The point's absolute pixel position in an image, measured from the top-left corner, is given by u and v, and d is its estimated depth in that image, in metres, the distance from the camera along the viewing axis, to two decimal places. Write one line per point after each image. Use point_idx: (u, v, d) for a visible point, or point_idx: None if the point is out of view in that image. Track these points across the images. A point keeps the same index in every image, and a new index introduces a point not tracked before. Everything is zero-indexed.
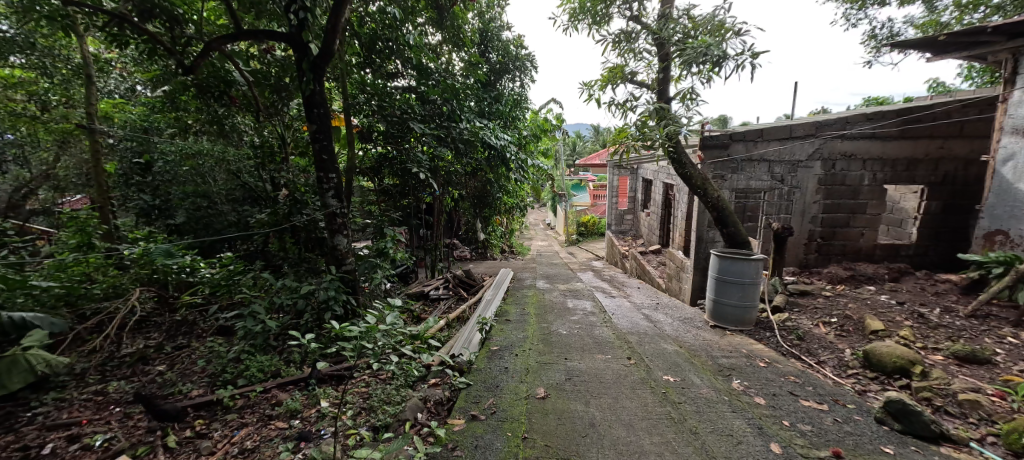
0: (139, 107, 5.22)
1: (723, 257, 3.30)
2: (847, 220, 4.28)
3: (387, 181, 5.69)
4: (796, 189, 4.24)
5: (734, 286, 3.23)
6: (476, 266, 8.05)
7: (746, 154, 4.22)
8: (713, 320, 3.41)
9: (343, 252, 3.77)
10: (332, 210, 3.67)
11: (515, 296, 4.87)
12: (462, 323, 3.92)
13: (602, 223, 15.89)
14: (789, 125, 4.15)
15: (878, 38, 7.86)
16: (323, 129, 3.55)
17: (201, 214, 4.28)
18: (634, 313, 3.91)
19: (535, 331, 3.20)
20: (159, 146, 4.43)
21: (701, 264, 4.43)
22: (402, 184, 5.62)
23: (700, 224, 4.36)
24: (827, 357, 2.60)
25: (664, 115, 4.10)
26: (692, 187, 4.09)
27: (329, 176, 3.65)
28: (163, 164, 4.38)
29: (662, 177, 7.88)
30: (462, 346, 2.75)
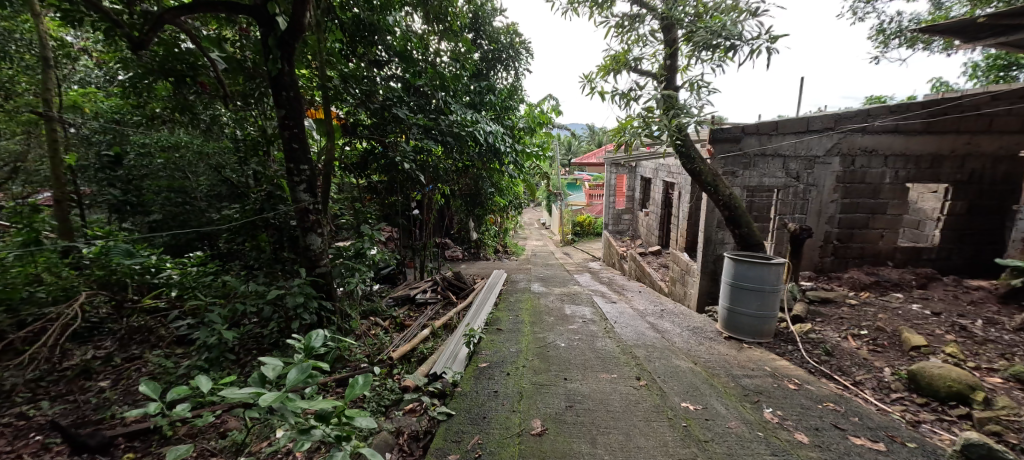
0: (110, 97, 4.77)
1: (739, 261, 2.97)
2: (866, 220, 3.97)
3: (374, 178, 5.32)
4: (812, 187, 3.93)
5: (751, 294, 2.90)
6: (469, 267, 7.69)
7: (760, 149, 3.89)
8: (727, 331, 3.07)
9: (317, 252, 3.39)
10: (304, 206, 3.29)
11: (508, 300, 4.52)
12: (449, 331, 3.55)
13: (598, 222, 15.62)
14: (806, 118, 3.82)
15: (885, 32, 7.59)
16: (294, 114, 3.17)
17: (172, 210, 3.97)
18: (637, 321, 3.57)
19: (530, 344, 2.83)
20: (132, 138, 4.24)
21: (709, 268, 4.10)
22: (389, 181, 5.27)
23: (709, 224, 4.02)
24: (863, 378, 2.28)
25: (673, 105, 3.76)
26: (701, 184, 3.75)
27: (301, 167, 3.26)
28: (137, 157, 4.18)
29: (662, 175, 7.59)
30: (446, 362, 2.38)
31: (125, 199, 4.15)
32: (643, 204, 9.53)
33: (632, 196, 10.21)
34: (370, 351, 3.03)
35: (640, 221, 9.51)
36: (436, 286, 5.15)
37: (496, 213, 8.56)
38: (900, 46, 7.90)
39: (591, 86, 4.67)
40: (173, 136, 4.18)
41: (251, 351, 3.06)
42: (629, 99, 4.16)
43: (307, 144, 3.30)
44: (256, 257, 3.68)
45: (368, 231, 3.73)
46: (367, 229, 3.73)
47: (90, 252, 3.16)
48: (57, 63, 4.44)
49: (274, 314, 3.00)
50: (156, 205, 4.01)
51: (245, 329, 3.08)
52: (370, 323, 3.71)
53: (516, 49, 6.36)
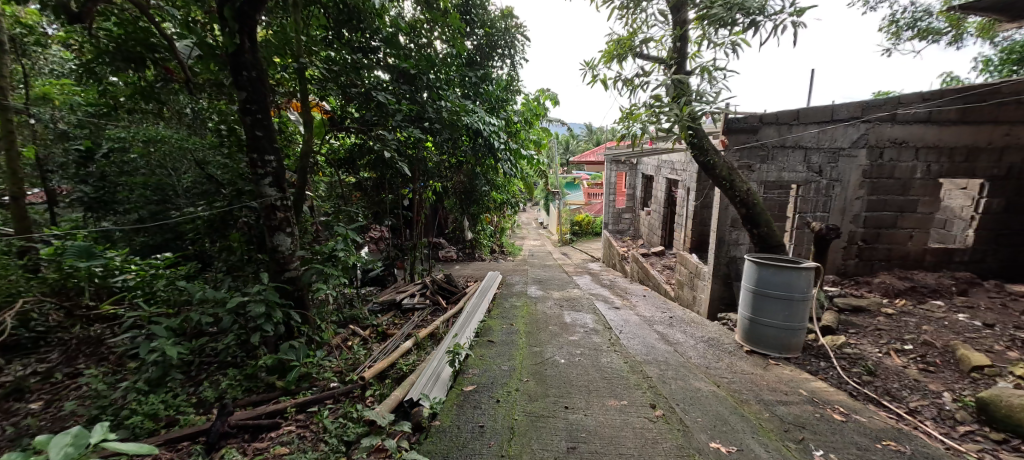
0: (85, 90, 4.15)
1: (763, 265, 2.60)
2: (894, 219, 3.62)
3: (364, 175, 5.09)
4: (836, 182, 3.58)
5: (779, 302, 2.53)
6: (462, 268, 7.29)
7: (780, 140, 3.52)
8: (748, 344, 2.70)
9: (285, 254, 3.01)
10: (271, 202, 2.91)
11: (501, 306, 4.16)
12: (435, 343, 3.17)
13: (597, 222, 15.30)
14: (830, 107, 3.47)
15: (898, 24, 7.28)
16: (257, 98, 2.79)
17: (134, 205, 3.58)
18: (646, 330, 3.19)
19: (525, 361, 2.46)
20: (107, 131, 3.79)
21: (722, 271, 3.74)
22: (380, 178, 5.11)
23: (722, 223, 3.66)
24: (919, 405, 1.93)
25: (684, 91, 3.39)
26: (716, 178, 3.37)
27: (266, 158, 2.88)
28: (112, 153, 3.75)
29: (665, 173, 7.36)
30: (426, 384, 2.02)
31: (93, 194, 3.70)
32: (644, 203, 9.19)
33: (632, 194, 9.87)
34: (342, 367, 2.66)
35: (641, 221, 9.15)
36: (425, 288, 4.78)
37: (492, 212, 8.19)
38: (912, 40, 7.60)
39: (592, 74, 4.30)
40: (147, 128, 3.70)
41: (208, 367, 2.67)
42: (635, 87, 3.79)
43: (274, 132, 2.93)
44: (222, 258, 3.30)
45: (345, 230, 3.33)
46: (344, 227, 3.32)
47: (43, 253, 2.82)
48: (28, 51, 3.90)
49: (233, 324, 2.61)
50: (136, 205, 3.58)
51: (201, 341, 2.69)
52: (347, 332, 3.34)
53: (511, 37, 5.98)
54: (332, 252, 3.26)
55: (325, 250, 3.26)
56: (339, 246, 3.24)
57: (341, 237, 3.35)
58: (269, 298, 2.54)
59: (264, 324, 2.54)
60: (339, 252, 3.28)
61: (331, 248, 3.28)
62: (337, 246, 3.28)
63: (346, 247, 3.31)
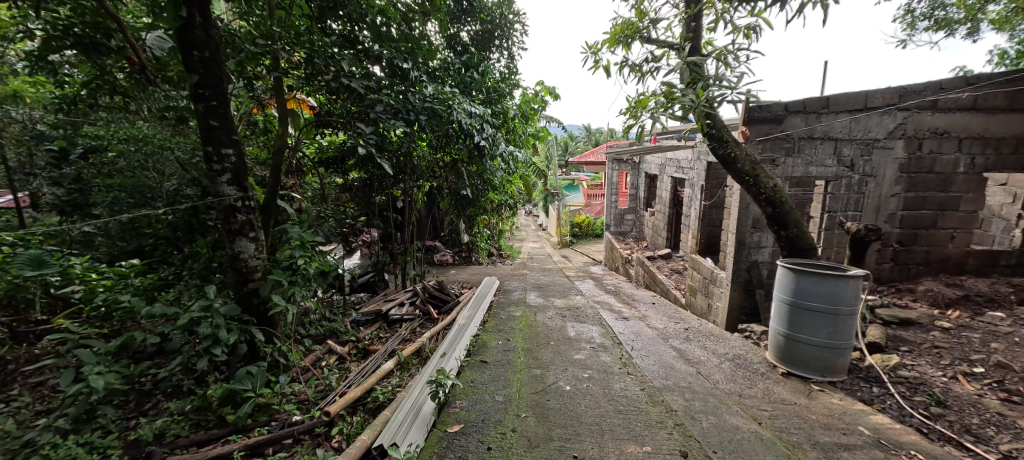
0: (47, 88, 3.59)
1: (802, 273, 2.22)
2: (934, 219, 3.25)
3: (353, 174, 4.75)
4: (870, 178, 3.21)
5: (820, 316, 2.15)
6: (458, 274, 6.90)
7: (807, 131, 3.14)
8: (783, 366, 2.32)
9: (247, 262, 2.63)
10: (229, 202, 2.53)
11: (497, 317, 3.77)
12: (422, 363, 2.78)
13: (597, 223, 14.90)
14: (863, 93, 3.09)
15: (915, 13, 6.89)
16: (211, 82, 2.41)
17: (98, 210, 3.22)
18: (662, 346, 2.80)
19: (522, 389, 2.09)
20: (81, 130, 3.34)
21: (741, 277, 3.36)
22: (371, 177, 4.69)
23: (742, 224, 3.28)
24: (1013, 449, 1.57)
25: (700, 76, 3.00)
26: (737, 173, 2.98)
27: (223, 151, 2.49)
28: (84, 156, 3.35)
29: (671, 171, 7.01)
30: (402, 425, 1.64)
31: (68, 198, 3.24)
32: (648, 203, 8.80)
33: (635, 195, 9.48)
34: (312, 396, 2.28)
35: (645, 222, 8.77)
36: (415, 297, 4.38)
37: (489, 213, 7.81)
38: (927, 30, 7.22)
39: (595, 60, 3.93)
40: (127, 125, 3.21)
41: (155, 396, 2.28)
42: (644, 73, 3.39)
43: (233, 122, 2.54)
44: (183, 267, 2.92)
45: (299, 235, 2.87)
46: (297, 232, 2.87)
47: None
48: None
49: (184, 346, 2.23)
50: (102, 205, 3.19)
51: (156, 365, 2.26)
52: (322, 349, 2.95)
53: (508, 26, 5.58)
54: (292, 261, 2.80)
55: (282, 259, 2.78)
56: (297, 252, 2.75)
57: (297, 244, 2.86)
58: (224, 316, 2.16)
59: (216, 346, 2.15)
60: (297, 260, 2.76)
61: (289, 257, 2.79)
62: (295, 253, 2.76)
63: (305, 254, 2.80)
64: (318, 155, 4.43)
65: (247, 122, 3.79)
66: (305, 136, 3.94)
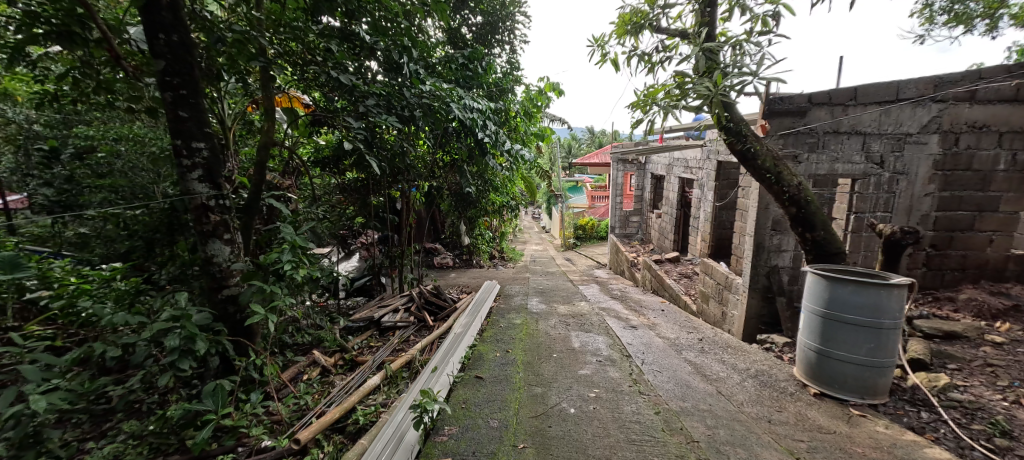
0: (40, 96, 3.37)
1: (838, 281, 1.97)
2: (971, 220, 2.98)
3: (350, 174, 4.57)
4: (901, 175, 2.94)
5: (859, 329, 1.90)
6: (458, 277, 6.65)
7: (833, 124, 2.88)
8: (816, 385, 2.06)
9: (221, 266, 2.40)
10: (201, 201, 2.31)
11: (496, 325, 3.52)
12: (412, 377, 2.54)
13: (601, 225, 14.64)
14: (895, 83, 2.84)
15: (934, 7, 6.60)
16: (180, 68, 2.19)
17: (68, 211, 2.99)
18: (675, 359, 2.55)
19: (521, 413, 1.86)
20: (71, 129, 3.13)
21: (760, 284, 3.10)
22: (368, 177, 4.49)
23: (761, 226, 3.03)
24: None
25: (716, 63, 2.74)
26: (757, 170, 2.72)
27: (194, 145, 2.27)
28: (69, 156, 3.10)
29: (679, 171, 6.76)
30: (381, 459, 1.41)
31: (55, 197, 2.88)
32: (655, 205, 8.54)
33: (640, 196, 9.23)
34: (287, 416, 2.05)
35: (652, 224, 8.50)
36: (411, 302, 4.14)
37: (491, 215, 7.60)
38: (946, 24, 6.92)
39: (602, 52, 3.70)
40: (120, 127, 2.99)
41: (115, 416, 2.06)
42: (654, 63, 3.13)
43: (205, 114, 2.33)
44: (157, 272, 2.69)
45: (291, 236, 2.54)
46: (289, 232, 2.53)
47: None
48: None
49: (146, 361, 2.00)
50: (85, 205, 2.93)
51: (130, 370, 2.08)
52: (306, 361, 2.72)
53: (511, 20, 5.33)
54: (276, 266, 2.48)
55: (268, 263, 2.46)
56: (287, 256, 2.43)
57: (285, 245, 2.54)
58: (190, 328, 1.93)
59: (181, 362, 1.93)
60: (282, 265, 2.45)
61: (274, 261, 2.48)
62: (281, 257, 2.45)
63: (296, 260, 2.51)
64: (315, 154, 4.26)
65: (243, 122, 3.54)
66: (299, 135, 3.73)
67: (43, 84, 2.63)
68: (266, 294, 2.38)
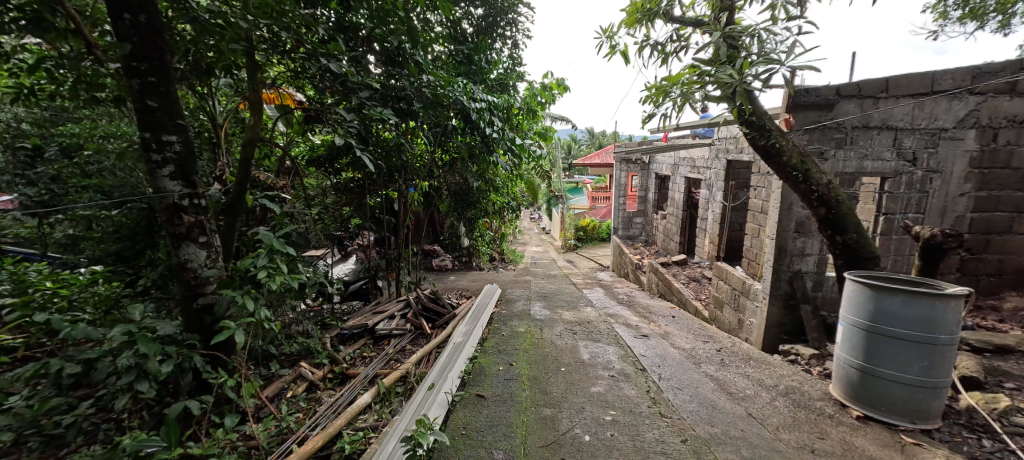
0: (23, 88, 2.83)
1: (885, 290, 1.75)
2: (1010, 222, 2.77)
3: (347, 174, 4.36)
4: (935, 174, 2.73)
5: (909, 346, 1.69)
6: (457, 280, 6.43)
7: (862, 118, 2.67)
8: (858, 407, 1.84)
9: (196, 272, 2.19)
10: (173, 200, 2.09)
11: (498, 333, 3.29)
12: (406, 395, 2.32)
13: (602, 226, 14.41)
14: (930, 74, 2.62)
15: (950, 3, 6.40)
16: (148, 53, 1.98)
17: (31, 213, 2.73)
18: (695, 374, 2.33)
19: (529, 442, 1.66)
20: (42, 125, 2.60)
21: (781, 290, 2.89)
22: (365, 177, 4.27)
23: (783, 228, 2.82)
24: None
25: (737, 51, 2.51)
26: (782, 168, 2.50)
27: (166, 138, 2.06)
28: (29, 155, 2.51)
29: (686, 171, 6.56)
30: None
31: (38, 197, 2.33)
32: (659, 206, 8.34)
33: (644, 196, 9.02)
34: (266, 442, 1.83)
35: (656, 225, 8.29)
36: (408, 308, 3.91)
37: (491, 216, 7.37)
38: (961, 20, 6.71)
39: (610, 43, 3.48)
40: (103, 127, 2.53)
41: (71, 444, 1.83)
42: (668, 54, 2.89)
43: (178, 104, 2.11)
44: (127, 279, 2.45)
45: (270, 240, 2.21)
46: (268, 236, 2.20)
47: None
48: None
49: (108, 380, 1.79)
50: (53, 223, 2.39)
51: (94, 388, 1.85)
52: (291, 374, 2.49)
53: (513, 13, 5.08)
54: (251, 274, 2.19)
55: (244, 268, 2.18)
56: (262, 263, 2.12)
57: (262, 250, 2.22)
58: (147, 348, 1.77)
59: (139, 383, 1.78)
60: (258, 273, 2.13)
61: (248, 268, 2.18)
62: (256, 263, 2.13)
63: (276, 267, 2.22)
64: (310, 154, 4.06)
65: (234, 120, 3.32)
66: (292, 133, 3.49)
67: (16, 79, 2.32)
68: (238, 305, 2.09)
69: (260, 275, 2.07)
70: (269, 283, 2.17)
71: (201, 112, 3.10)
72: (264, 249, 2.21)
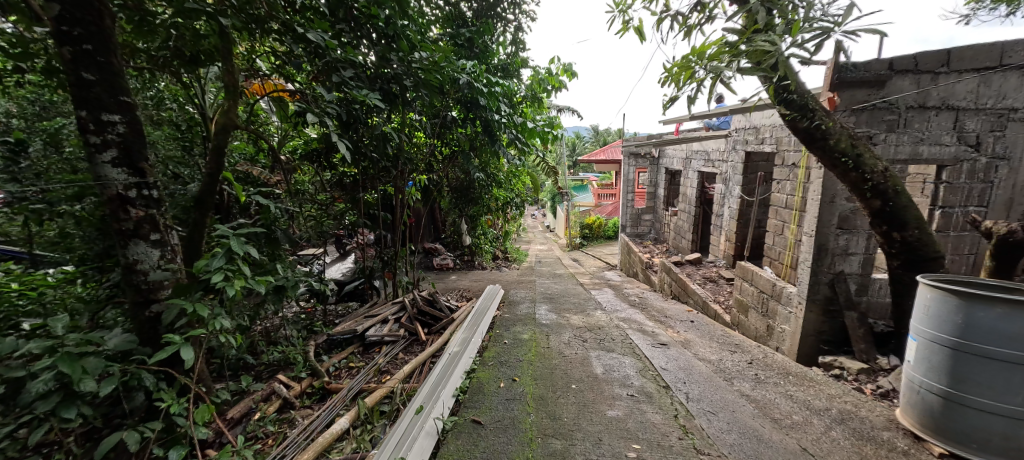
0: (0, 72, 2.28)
1: (979, 305, 1.49)
2: None
3: (343, 167, 4.05)
4: (999, 161, 2.39)
5: (1010, 371, 1.44)
6: (459, 280, 6.11)
7: (919, 97, 2.31)
8: (940, 439, 1.60)
9: (147, 275, 1.88)
10: (116, 191, 1.77)
11: (499, 341, 2.96)
12: (392, 418, 2.01)
13: (608, 224, 13.98)
14: (999, 45, 2.27)
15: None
16: (81, 14, 1.65)
17: None
18: (729, 393, 2.01)
19: None
20: None
21: (821, 294, 2.54)
22: (362, 172, 3.96)
23: (824, 224, 2.47)
24: None
25: (776, 17, 2.15)
26: (829, 153, 2.15)
27: (110, 118, 1.74)
28: None
29: (700, 164, 6.19)
30: None
31: None
32: (669, 202, 7.98)
33: (653, 192, 8.65)
34: None
35: (666, 223, 7.93)
36: (402, 311, 3.58)
37: (494, 212, 7.03)
38: None
39: (623, 19, 3.12)
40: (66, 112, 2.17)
41: None
42: (692, 26, 2.53)
43: (122, 77, 1.79)
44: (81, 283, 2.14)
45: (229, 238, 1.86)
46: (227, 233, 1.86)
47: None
48: None
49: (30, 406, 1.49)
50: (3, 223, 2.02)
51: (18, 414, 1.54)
52: (263, 391, 2.19)
53: None
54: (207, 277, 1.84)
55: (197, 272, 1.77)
56: (220, 265, 1.77)
57: (219, 250, 1.86)
58: (66, 371, 1.45)
59: (64, 410, 1.49)
60: (212, 277, 1.75)
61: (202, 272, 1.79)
62: (211, 265, 1.76)
63: (236, 269, 1.87)
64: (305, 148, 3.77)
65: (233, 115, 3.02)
66: (289, 128, 3.18)
67: None
68: (190, 316, 1.77)
69: (215, 279, 1.72)
70: (227, 288, 1.81)
71: (183, 99, 2.80)
72: (222, 249, 1.87)
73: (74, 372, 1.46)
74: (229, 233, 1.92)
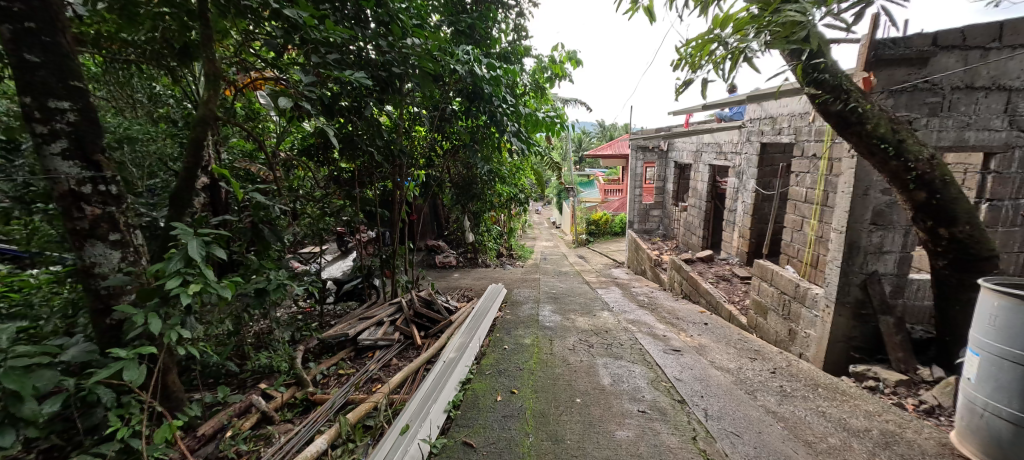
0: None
1: None
2: None
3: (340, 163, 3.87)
4: None
5: None
6: (461, 279, 5.92)
7: (966, 76, 2.07)
8: None
9: (105, 279, 1.62)
10: (68, 188, 1.48)
11: (499, 347, 2.75)
12: (378, 434, 1.83)
13: (615, 219, 13.70)
14: None
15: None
16: None
17: None
18: (752, 409, 1.80)
19: None
20: None
21: (852, 297, 2.31)
22: (359, 168, 3.75)
23: (857, 219, 2.23)
24: None
25: None
26: (868, 140, 1.91)
27: (59, 105, 1.46)
28: None
29: (711, 157, 5.93)
30: None
31: None
32: (678, 197, 7.71)
33: (662, 187, 8.38)
34: None
35: (675, 219, 7.67)
36: (399, 313, 3.39)
37: (497, 208, 6.83)
38: None
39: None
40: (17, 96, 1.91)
41: None
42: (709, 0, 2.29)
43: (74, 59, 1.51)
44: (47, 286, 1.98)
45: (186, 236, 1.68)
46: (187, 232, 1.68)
47: None
48: None
49: None
50: None
51: None
52: (240, 404, 2.01)
53: None
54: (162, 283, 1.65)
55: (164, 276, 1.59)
56: (174, 267, 1.59)
57: (176, 252, 1.67)
58: (14, 389, 1.26)
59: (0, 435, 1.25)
60: (166, 283, 1.57)
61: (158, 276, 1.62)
62: (167, 268, 1.59)
63: (197, 272, 1.68)
64: (301, 144, 3.60)
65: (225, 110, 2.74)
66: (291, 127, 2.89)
67: None
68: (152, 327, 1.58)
69: (167, 285, 1.52)
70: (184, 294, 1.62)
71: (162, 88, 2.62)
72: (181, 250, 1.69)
73: (23, 389, 1.27)
74: (190, 233, 1.72)
